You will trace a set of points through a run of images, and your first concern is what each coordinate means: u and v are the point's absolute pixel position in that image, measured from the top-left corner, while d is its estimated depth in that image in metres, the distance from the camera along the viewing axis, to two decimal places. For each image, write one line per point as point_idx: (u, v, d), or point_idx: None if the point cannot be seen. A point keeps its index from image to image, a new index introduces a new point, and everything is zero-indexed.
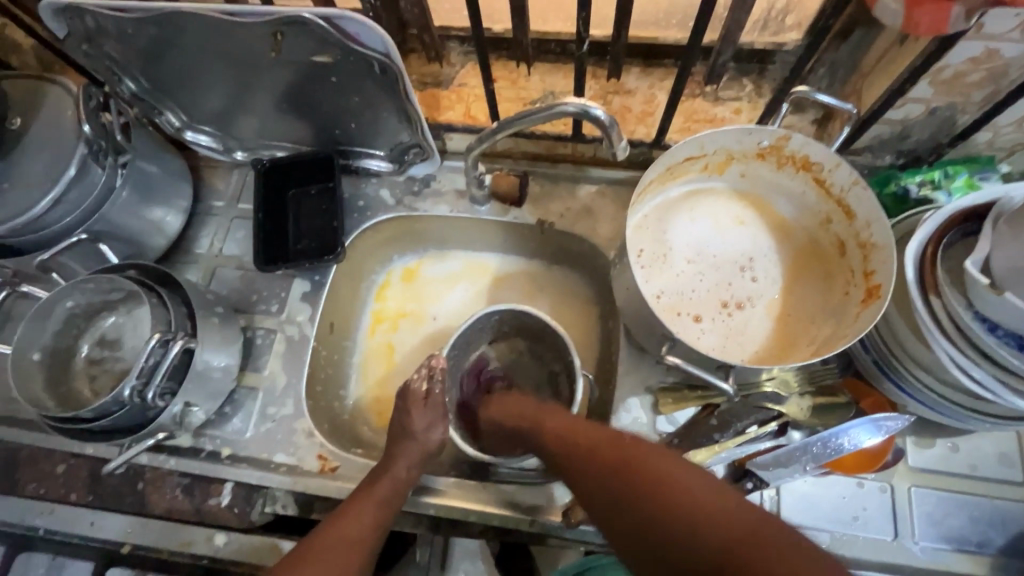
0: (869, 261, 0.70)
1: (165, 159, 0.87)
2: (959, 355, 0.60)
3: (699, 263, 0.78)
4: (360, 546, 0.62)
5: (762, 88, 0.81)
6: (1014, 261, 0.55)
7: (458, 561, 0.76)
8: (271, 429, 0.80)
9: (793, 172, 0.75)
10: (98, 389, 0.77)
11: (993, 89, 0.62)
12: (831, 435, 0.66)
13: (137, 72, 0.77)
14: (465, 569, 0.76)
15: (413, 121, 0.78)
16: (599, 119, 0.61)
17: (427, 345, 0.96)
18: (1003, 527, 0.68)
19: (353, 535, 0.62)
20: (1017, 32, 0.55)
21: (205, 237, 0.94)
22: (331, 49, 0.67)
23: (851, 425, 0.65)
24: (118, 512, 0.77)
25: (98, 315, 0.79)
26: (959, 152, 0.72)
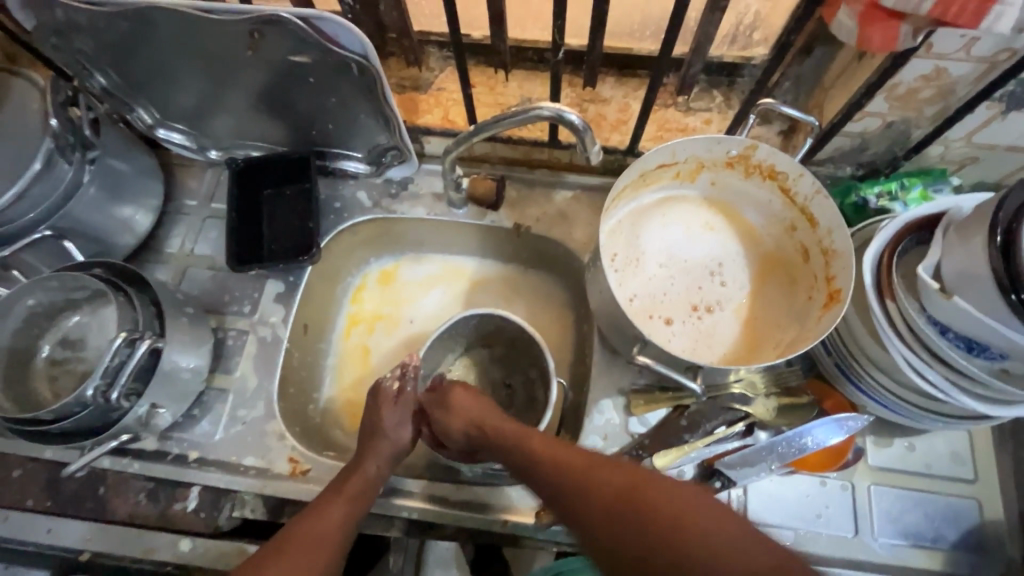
0: (830, 267, 0.73)
1: (135, 156, 0.85)
2: (914, 356, 0.63)
3: (669, 268, 0.80)
4: (330, 543, 0.62)
5: (732, 100, 0.84)
6: (962, 268, 0.58)
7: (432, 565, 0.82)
8: (241, 432, 0.78)
9: (760, 181, 0.78)
10: (59, 391, 0.75)
11: (944, 105, 0.66)
12: (796, 434, 0.68)
13: (108, 67, 0.76)
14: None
15: (391, 124, 0.79)
16: (573, 124, 0.63)
17: (402, 347, 0.95)
18: (956, 523, 0.71)
19: (323, 533, 0.62)
20: (963, 52, 0.58)
21: (176, 236, 0.92)
22: (309, 50, 0.67)
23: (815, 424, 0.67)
24: (78, 518, 0.74)
25: (61, 315, 0.77)
26: (914, 165, 0.76)
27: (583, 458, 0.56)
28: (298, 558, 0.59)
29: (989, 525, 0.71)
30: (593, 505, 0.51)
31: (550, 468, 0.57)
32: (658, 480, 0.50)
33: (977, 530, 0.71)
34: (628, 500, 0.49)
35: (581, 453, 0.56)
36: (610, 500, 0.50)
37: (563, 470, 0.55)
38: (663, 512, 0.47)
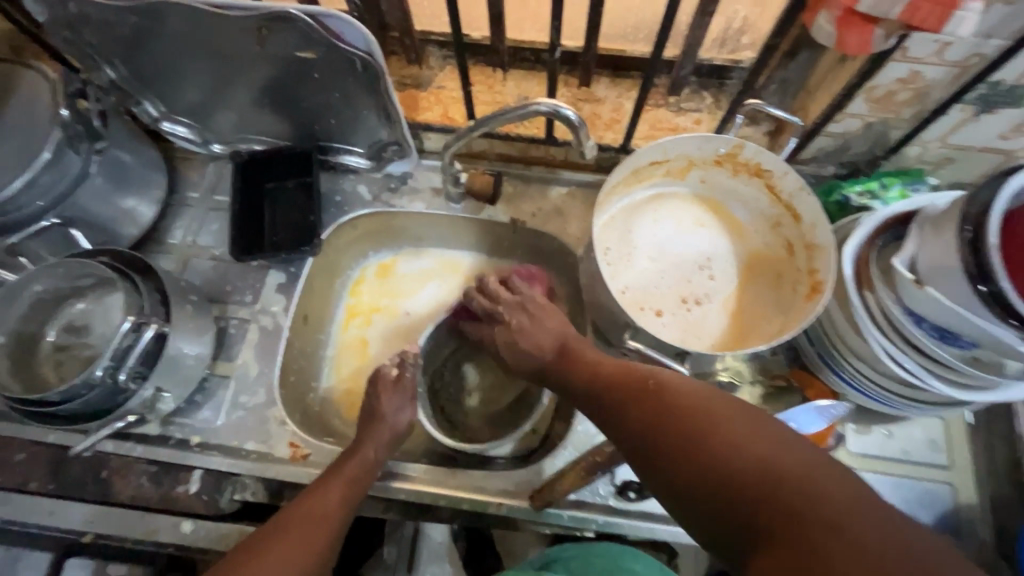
0: (813, 261, 0.76)
1: (140, 148, 0.87)
2: (891, 345, 0.66)
3: (660, 262, 0.83)
4: (330, 521, 0.64)
5: (721, 101, 0.87)
6: (935, 260, 0.61)
7: (425, 564, 0.86)
8: (243, 417, 0.80)
9: (748, 178, 0.82)
10: (64, 375, 0.76)
11: (920, 107, 0.69)
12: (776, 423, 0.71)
13: (116, 60, 0.78)
14: (431, 571, 0.86)
15: (393, 120, 0.81)
16: (570, 119, 0.65)
17: (400, 339, 0.98)
18: (932, 506, 0.74)
19: (323, 513, 0.64)
20: (936, 56, 0.61)
21: (179, 228, 0.94)
22: (315, 46, 0.70)
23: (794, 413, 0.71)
24: (81, 501, 0.76)
25: (67, 302, 0.78)
26: (893, 165, 0.80)
27: (634, 375, 0.58)
28: (300, 535, 0.61)
29: (963, 508, 0.74)
30: (634, 411, 0.54)
31: (601, 385, 0.60)
32: (698, 390, 0.52)
33: (952, 513, 0.74)
34: (671, 408, 0.51)
35: (636, 369, 0.59)
36: (651, 411, 0.52)
37: (613, 386, 0.58)
38: (698, 419, 0.48)
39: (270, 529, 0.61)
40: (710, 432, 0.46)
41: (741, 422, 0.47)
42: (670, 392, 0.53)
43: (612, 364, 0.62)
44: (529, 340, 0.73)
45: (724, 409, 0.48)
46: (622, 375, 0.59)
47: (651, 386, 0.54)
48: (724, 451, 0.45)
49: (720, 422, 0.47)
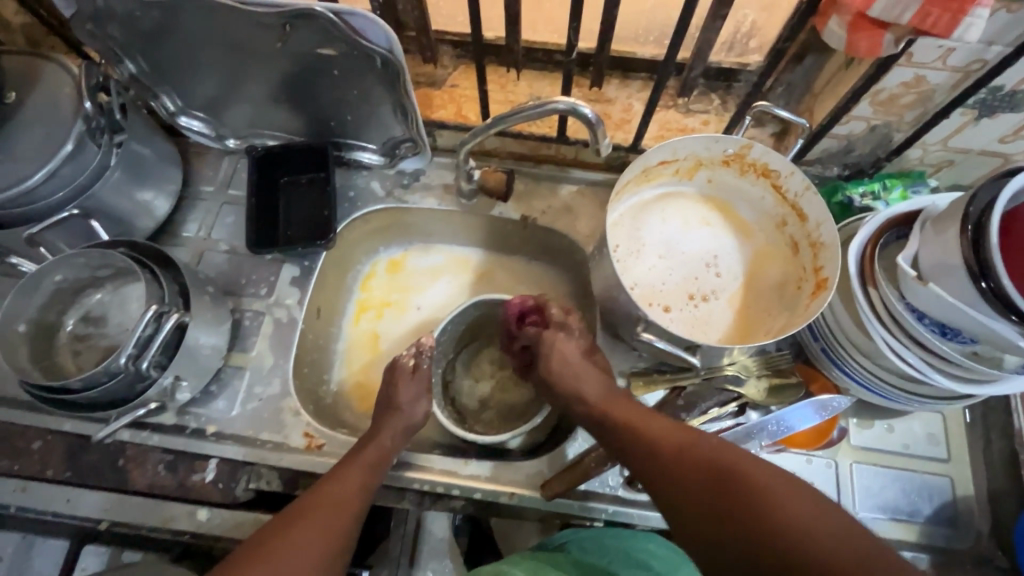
0: (818, 259, 0.79)
1: (157, 142, 0.88)
2: (893, 340, 0.68)
3: (669, 259, 0.85)
4: (350, 504, 0.65)
5: (728, 103, 0.90)
6: (937, 257, 0.63)
7: (426, 561, 0.84)
8: (258, 408, 0.81)
9: (754, 178, 0.84)
10: (82, 364, 0.77)
11: (922, 110, 0.72)
12: (779, 418, 0.74)
13: (138, 54, 0.79)
14: (431, 568, 0.84)
15: (409, 117, 0.83)
16: (586, 117, 0.67)
17: (410, 333, 0.99)
18: (932, 498, 0.76)
19: (344, 495, 0.65)
20: (940, 61, 0.64)
21: (194, 221, 0.95)
22: (336, 43, 0.71)
23: (791, 411, 0.73)
24: (98, 489, 0.77)
25: (85, 292, 0.79)
26: (895, 167, 0.82)
27: (673, 433, 0.60)
28: (323, 517, 0.62)
29: (961, 500, 0.76)
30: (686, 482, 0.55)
31: (636, 440, 0.61)
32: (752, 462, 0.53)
33: (950, 505, 0.76)
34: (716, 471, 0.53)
35: (672, 428, 0.60)
36: (700, 472, 0.54)
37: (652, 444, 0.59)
38: (754, 489, 0.50)
39: (294, 510, 0.63)
40: (765, 500, 0.49)
41: (793, 492, 0.50)
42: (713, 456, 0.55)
43: (646, 418, 0.63)
44: (564, 386, 0.72)
45: (769, 475, 0.52)
46: (658, 430, 0.61)
47: (693, 448, 0.57)
48: (787, 523, 0.47)
49: (773, 489, 0.50)
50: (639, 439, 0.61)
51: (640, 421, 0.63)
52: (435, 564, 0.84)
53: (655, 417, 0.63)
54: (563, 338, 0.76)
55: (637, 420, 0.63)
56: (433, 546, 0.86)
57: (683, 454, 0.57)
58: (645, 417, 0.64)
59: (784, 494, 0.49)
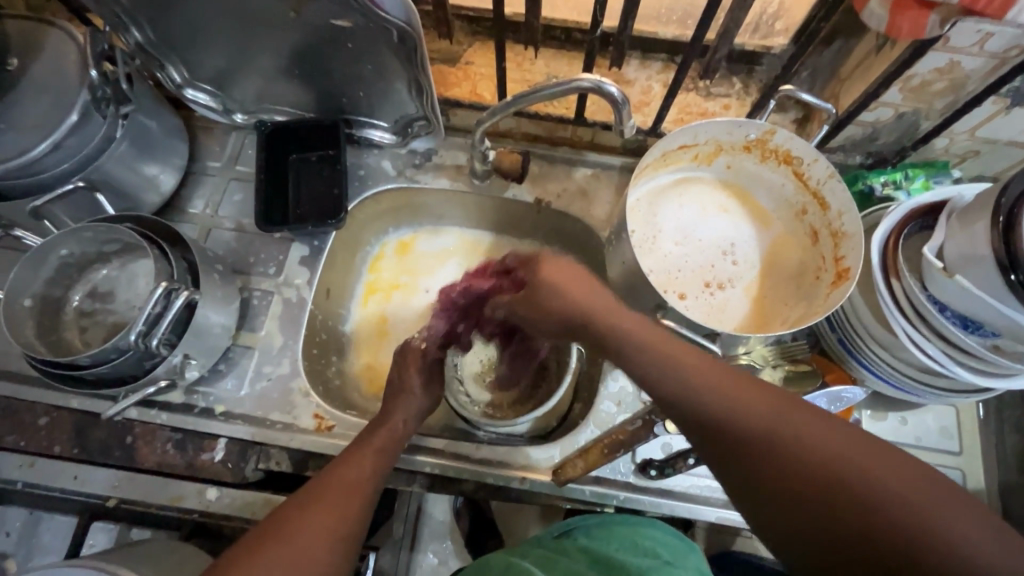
0: (839, 249, 0.77)
1: (164, 114, 0.85)
2: (915, 332, 0.67)
3: (685, 246, 0.84)
4: (366, 487, 0.64)
5: (750, 87, 0.88)
6: (965, 249, 0.62)
7: (427, 541, 0.92)
8: (267, 388, 0.80)
9: (775, 165, 0.82)
10: (88, 340, 0.76)
11: (953, 98, 0.70)
12: None
13: (144, 22, 0.76)
14: (432, 548, 0.92)
15: (424, 94, 0.81)
16: (612, 96, 0.65)
17: (420, 316, 0.98)
18: None
19: (360, 478, 0.65)
20: (977, 47, 0.62)
21: (200, 197, 0.93)
22: (352, 14, 0.68)
23: None
24: (105, 466, 0.76)
25: (91, 267, 0.78)
26: (919, 156, 0.81)
27: (727, 387, 0.49)
28: (341, 499, 0.61)
29: (971, 493, 0.76)
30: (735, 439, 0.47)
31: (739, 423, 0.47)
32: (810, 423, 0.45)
33: None
34: (864, 492, 0.40)
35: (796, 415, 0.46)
36: (844, 493, 0.41)
37: (764, 438, 0.45)
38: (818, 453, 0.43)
39: (309, 493, 0.62)
40: (851, 479, 0.41)
41: (870, 455, 0.42)
42: (869, 473, 0.41)
43: (750, 393, 0.48)
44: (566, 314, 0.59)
45: (945, 505, 0.39)
46: (772, 417, 0.46)
47: (832, 454, 0.43)
48: (910, 530, 0.38)
49: (847, 454, 0.42)
50: (743, 421, 0.46)
51: (742, 396, 0.48)
52: (436, 543, 0.92)
53: (769, 392, 0.48)
54: (553, 256, 0.63)
55: (739, 394, 0.48)
56: (434, 528, 0.93)
57: (813, 458, 0.43)
58: (749, 389, 0.48)
59: (966, 538, 0.37)
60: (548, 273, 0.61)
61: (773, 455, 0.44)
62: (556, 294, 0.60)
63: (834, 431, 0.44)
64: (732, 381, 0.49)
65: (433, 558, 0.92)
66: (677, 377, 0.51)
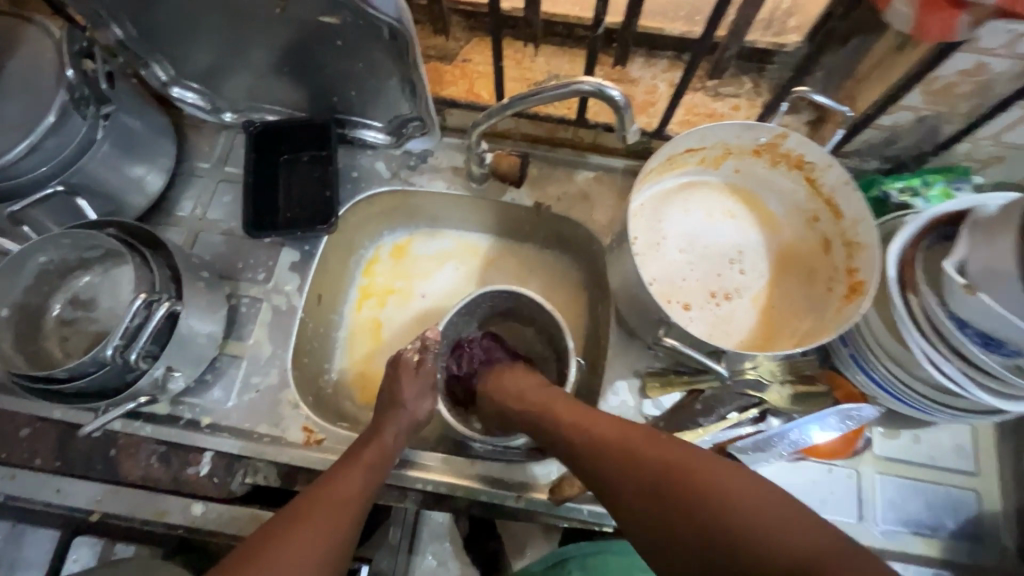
0: (854, 260, 0.74)
1: (149, 114, 0.82)
2: (932, 350, 0.64)
3: (691, 254, 0.80)
4: (352, 505, 0.62)
5: (761, 87, 0.83)
6: (988, 264, 0.58)
7: (425, 543, 0.78)
8: (254, 399, 0.78)
9: (786, 170, 0.78)
10: (70, 351, 0.74)
11: (978, 102, 0.66)
12: (780, 432, 0.71)
13: (125, 19, 0.73)
14: (431, 551, 0.78)
15: (418, 94, 0.77)
16: (614, 100, 0.62)
17: (415, 322, 0.95)
18: (956, 512, 0.73)
19: (345, 496, 0.62)
20: (1007, 48, 0.58)
21: (189, 199, 0.90)
22: (341, 11, 0.65)
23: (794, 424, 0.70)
24: (89, 479, 0.74)
25: (73, 274, 0.75)
26: (939, 162, 0.76)
27: (612, 428, 0.59)
28: (323, 519, 0.59)
29: (986, 515, 0.73)
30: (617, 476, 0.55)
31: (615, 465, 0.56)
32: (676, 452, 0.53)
33: (975, 520, 0.73)
34: (712, 509, 0.48)
35: (665, 446, 0.54)
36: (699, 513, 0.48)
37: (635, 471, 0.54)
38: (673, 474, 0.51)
39: (291, 511, 0.59)
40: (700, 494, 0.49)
41: (719, 470, 0.50)
42: (731, 497, 0.48)
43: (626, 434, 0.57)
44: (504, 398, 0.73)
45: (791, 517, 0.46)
46: (643, 450, 0.55)
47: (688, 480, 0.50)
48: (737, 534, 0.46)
49: (699, 471, 0.50)
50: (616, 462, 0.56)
51: (618, 438, 0.57)
52: (436, 548, 0.78)
53: (637, 428, 0.58)
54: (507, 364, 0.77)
55: (616, 437, 0.58)
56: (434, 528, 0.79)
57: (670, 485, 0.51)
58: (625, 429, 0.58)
59: (792, 542, 0.44)
60: (507, 375, 0.75)
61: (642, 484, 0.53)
62: (503, 393, 0.73)
63: (693, 458, 0.52)
64: (612, 426, 0.59)
65: (434, 561, 0.77)
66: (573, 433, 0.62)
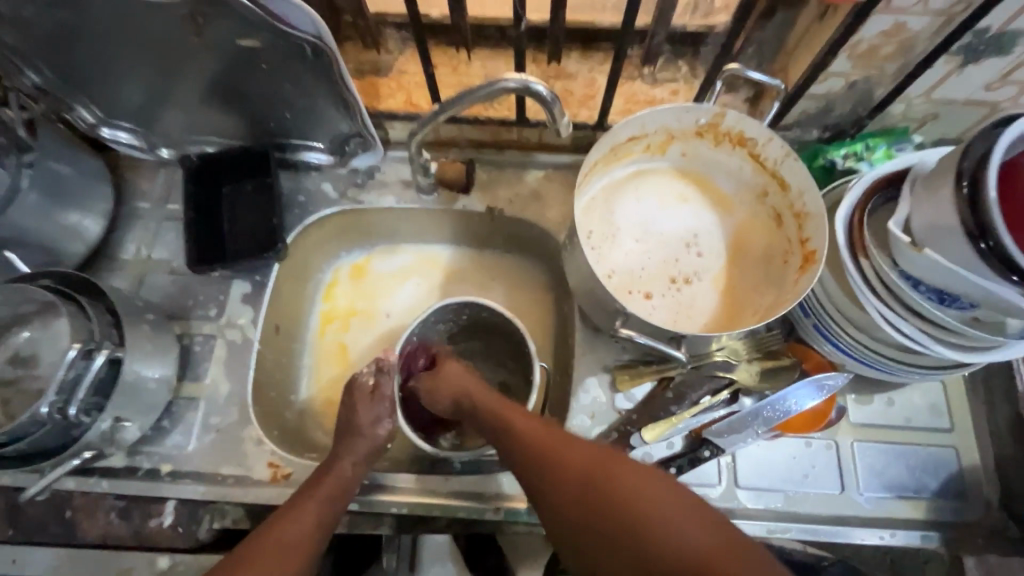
0: (804, 229, 0.74)
1: (80, 159, 0.80)
2: (889, 311, 0.64)
3: (646, 242, 0.79)
4: (303, 543, 0.60)
5: (697, 69, 0.84)
6: (933, 221, 0.58)
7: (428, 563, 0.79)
8: (216, 440, 0.75)
9: (731, 148, 0.78)
10: (13, 412, 0.70)
11: (904, 61, 0.67)
12: (779, 398, 0.69)
13: (40, 63, 0.71)
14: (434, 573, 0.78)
15: (352, 109, 0.76)
16: (540, 94, 0.61)
17: (380, 341, 0.93)
18: (937, 472, 0.73)
19: (294, 533, 0.60)
20: (920, 5, 0.59)
21: (131, 242, 0.87)
22: (258, 33, 0.64)
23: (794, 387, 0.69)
24: (46, 545, 0.71)
25: (10, 331, 0.72)
26: (877, 125, 0.77)
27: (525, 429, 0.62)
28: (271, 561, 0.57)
29: (967, 470, 0.73)
30: (531, 467, 0.59)
31: (582, 490, 0.54)
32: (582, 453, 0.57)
33: (957, 476, 0.73)
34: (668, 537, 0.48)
35: (632, 476, 0.53)
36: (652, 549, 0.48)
37: (596, 507, 0.52)
38: (577, 469, 0.55)
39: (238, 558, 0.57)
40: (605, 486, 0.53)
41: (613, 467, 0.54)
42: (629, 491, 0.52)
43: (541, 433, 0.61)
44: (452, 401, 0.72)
45: (668, 506, 0.50)
46: (616, 486, 0.52)
47: (658, 522, 0.49)
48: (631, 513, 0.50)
49: (602, 471, 0.54)
50: (578, 496, 0.54)
51: (579, 467, 0.55)
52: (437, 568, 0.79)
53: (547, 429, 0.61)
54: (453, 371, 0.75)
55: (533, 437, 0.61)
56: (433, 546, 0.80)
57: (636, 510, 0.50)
58: (588, 456, 0.56)
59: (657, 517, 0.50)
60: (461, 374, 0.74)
61: (601, 515, 0.52)
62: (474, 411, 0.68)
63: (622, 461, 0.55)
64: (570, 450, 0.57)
65: None
66: (530, 452, 0.59)
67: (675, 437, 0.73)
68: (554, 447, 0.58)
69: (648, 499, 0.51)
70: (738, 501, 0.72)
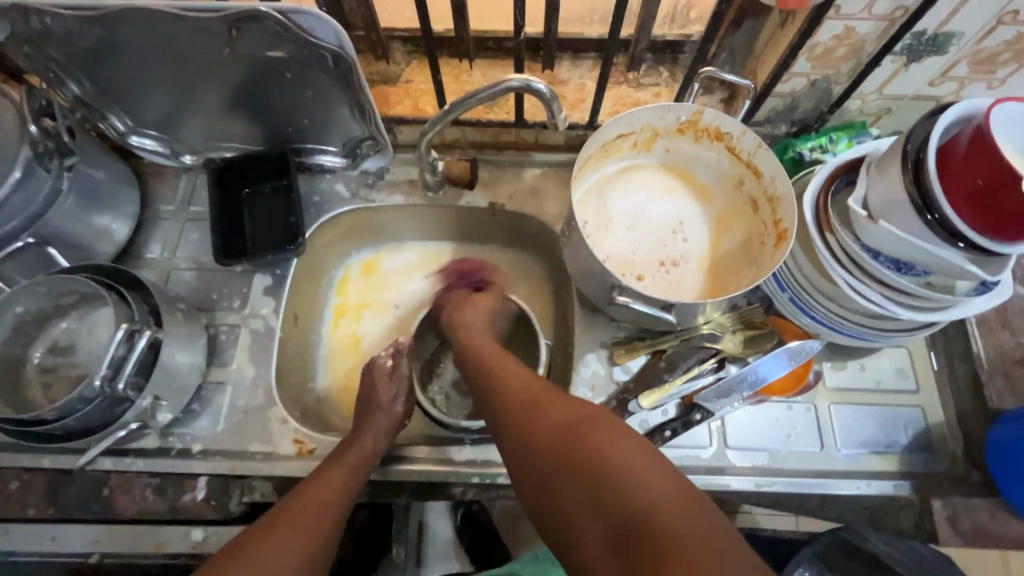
0: (777, 212, 0.82)
1: (111, 164, 0.86)
2: (855, 279, 0.71)
3: (636, 229, 0.87)
4: (332, 505, 0.65)
5: (677, 74, 0.93)
6: (885, 197, 0.66)
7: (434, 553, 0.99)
8: (243, 420, 0.80)
9: (709, 143, 0.87)
10: (53, 397, 0.75)
11: (857, 61, 0.76)
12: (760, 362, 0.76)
13: (80, 75, 0.77)
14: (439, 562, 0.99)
15: (366, 113, 0.83)
16: (541, 92, 0.69)
17: (392, 331, 0.99)
18: (906, 428, 0.80)
19: (323, 495, 0.65)
20: (866, 11, 0.69)
21: (157, 242, 0.92)
22: (286, 43, 0.71)
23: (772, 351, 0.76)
24: (84, 522, 0.75)
25: (50, 322, 0.77)
26: (838, 119, 0.86)
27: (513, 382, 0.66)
28: (305, 517, 0.62)
29: (933, 426, 0.80)
30: (510, 415, 0.63)
31: (554, 434, 0.57)
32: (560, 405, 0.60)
33: (924, 432, 0.80)
34: (620, 480, 0.51)
35: (602, 427, 0.56)
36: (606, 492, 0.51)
37: (559, 452, 0.56)
38: (549, 418, 0.59)
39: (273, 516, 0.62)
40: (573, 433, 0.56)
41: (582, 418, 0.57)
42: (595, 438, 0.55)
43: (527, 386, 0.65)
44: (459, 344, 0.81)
45: (631, 455, 0.53)
46: (584, 435, 0.55)
47: (616, 467, 0.52)
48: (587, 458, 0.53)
49: (572, 420, 0.57)
50: (547, 439, 0.57)
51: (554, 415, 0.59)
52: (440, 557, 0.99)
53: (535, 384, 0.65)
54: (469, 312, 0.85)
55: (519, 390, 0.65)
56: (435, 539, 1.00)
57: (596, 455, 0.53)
58: (565, 408, 0.59)
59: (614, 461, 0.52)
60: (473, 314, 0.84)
61: (563, 458, 0.55)
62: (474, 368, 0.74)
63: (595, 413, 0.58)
64: (550, 402, 0.61)
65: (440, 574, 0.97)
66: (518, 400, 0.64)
67: (669, 403, 0.79)
68: (534, 400, 0.62)
69: (608, 445, 0.53)
70: (728, 460, 0.79)
